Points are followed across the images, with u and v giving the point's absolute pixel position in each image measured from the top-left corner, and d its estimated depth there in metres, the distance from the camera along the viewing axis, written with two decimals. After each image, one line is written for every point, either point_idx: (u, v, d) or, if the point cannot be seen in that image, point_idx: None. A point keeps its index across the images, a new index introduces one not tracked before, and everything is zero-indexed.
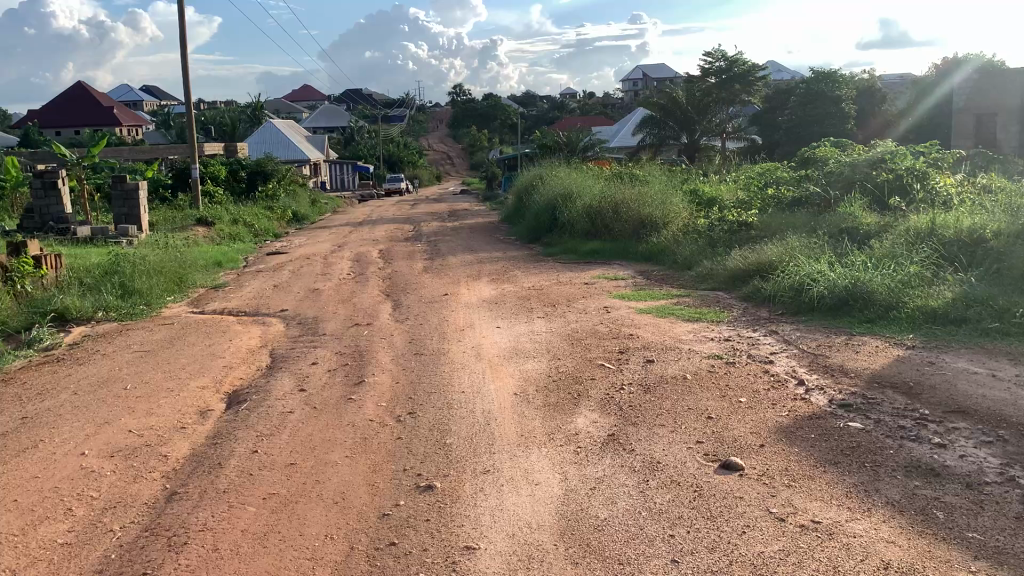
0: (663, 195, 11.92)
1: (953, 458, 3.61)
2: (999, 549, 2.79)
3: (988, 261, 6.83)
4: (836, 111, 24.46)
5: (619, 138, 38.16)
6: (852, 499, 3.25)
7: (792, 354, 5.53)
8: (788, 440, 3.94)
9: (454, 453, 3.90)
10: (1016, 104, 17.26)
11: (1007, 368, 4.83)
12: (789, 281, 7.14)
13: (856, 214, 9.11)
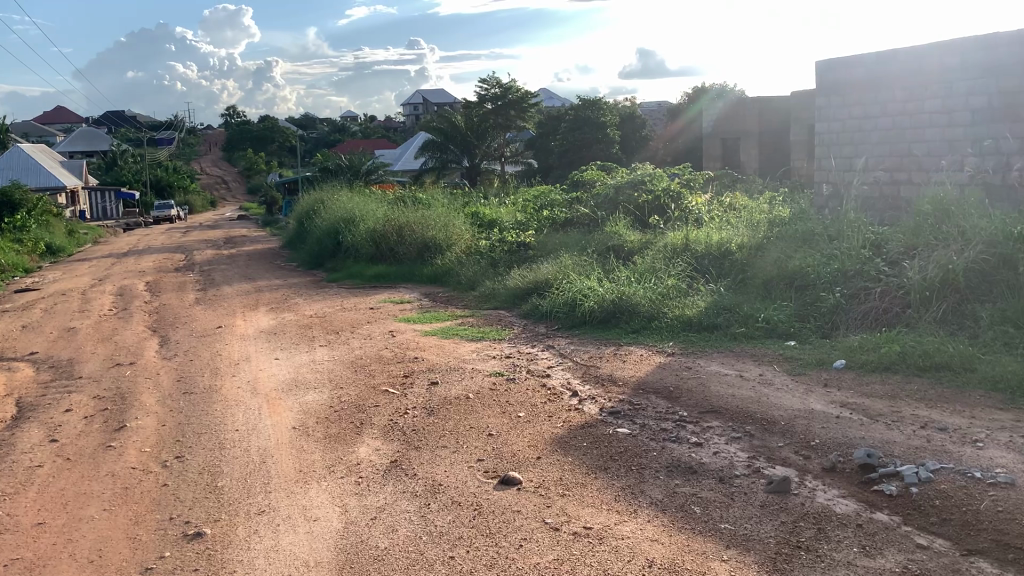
0: (443, 217, 12.06)
1: (708, 454, 3.91)
2: (746, 537, 3.05)
3: (735, 272, 7.53)
4: (603, 137, 26.02)
5: (401, 162, 38.32)
6: (620, 502, 3.43)
7: (567, 367, 5.77)
8: (561, 450, 4.10)
9: (226, 496, 3.70)
10: (753, 129, 19.02)
11: (752, 368, 5.33)
12: (563, 297, 7.46)
13: (621, 233, 9.70)
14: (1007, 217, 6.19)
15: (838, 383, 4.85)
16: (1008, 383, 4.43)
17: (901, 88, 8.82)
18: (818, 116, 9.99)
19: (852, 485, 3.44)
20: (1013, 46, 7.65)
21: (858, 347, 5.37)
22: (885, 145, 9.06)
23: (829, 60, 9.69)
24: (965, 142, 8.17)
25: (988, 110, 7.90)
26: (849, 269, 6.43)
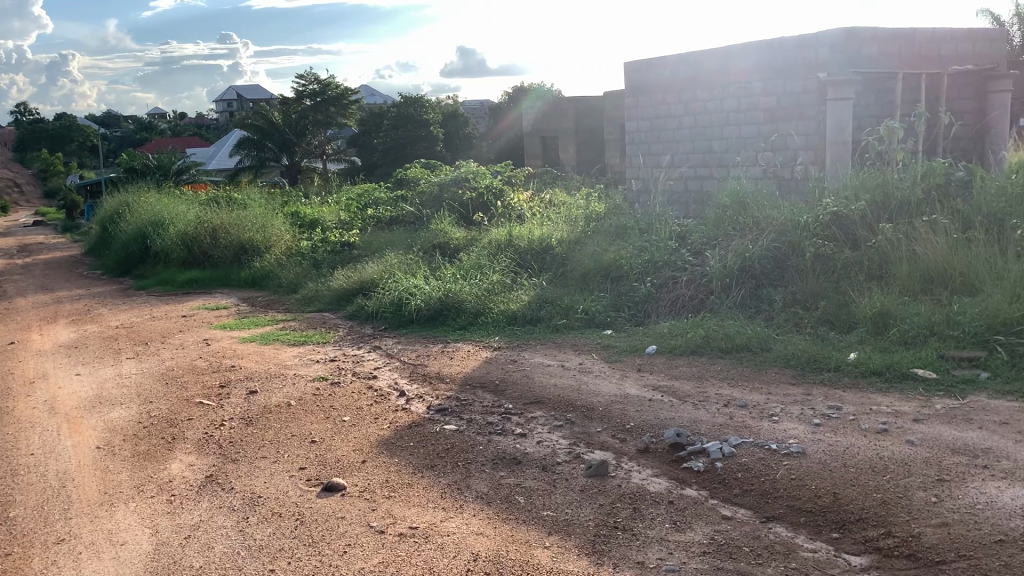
0: (261, 218, 11.64)
1: (531, 444, 4.00)
2: (568, 522, 3.15)
3: (556, 266, 7.74)
4: (426, 134, 26.08)
5: (217, 162, 36.65)
6: (445, 499, 3.44)
7: (394, 367, 5.72)
8: (387, 452, 4.06)
9: (19, 528, 3.39)
10: (571, 128, 19.55)
11: (573, 357, 5.50)
12: (387, 297, 7.38)
13: (445, 230, 9.74)
14: (795, 207, 6.73)
15: (652, 367, 5.10)
16: (800, 359, 4.82)
17: (701, 88, 9.39)
18: (629, 114, 10.46)
19: (664, 464, 3.63)
20: (795, 50, 8.31)
21: (669, 333, 5.66)
22: (690, 142, 9.62)
23: (637, 61, 10.16)
24: (758, 139, 8.80)
25: (776, 108, 8.55)
26: (659, 260, 6.77)
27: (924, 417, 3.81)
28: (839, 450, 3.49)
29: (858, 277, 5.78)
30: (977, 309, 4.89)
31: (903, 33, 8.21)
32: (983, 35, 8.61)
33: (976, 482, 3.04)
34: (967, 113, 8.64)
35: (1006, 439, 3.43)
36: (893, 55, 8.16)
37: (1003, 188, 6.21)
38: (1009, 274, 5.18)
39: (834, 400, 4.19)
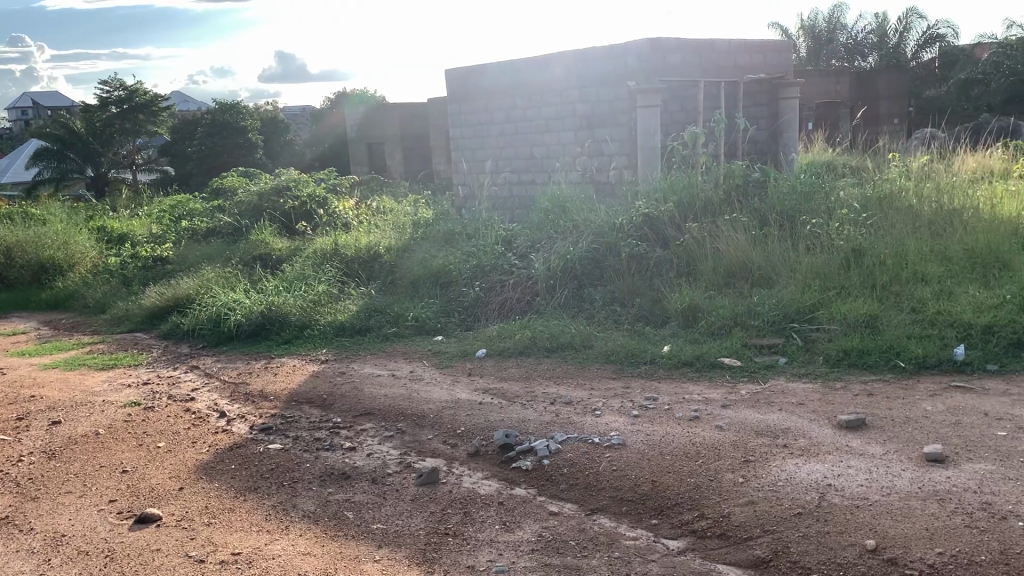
0: (62, 234, 10.79)
1: (361, 457, 3.94)
2: (398, 533, 3.12)
3: (383, 274, 7.67)
4: (244, 141, 25.23)
5: (10, 176, 33.69)
6: (271, 521, 3.32)
7: (214, 387, 5.45)
8: (208, 477, 3.87)
9: None
10: (395, 134, 19.42)
11: (402, 366, 5.46)
12: (205, 313, 7.03)
13: (267, 241, 9.42)
14: (611, 209, 7.01)
15: (481, 371, 5.15)
16: (619, 355, 5.02)
17: (520, 95, 9.59)
18: (452, 121, 10.54)
19: (494, 466, 3.67)
20: (605, 59, 8.65)
21: (496, 336, 5.74)
22: (512, 148, 9.81)
23: (455, 68, 10.25)
24: (576, 144, 9.10)
25: (592, 115, 8.86)
26: (485, 264, 6.85)
27: (731, 402, 4.07)
28: (656, 440, 3.65)
29: (670, 274, 6.10)
30: (775, 300, 5.29)
31: (703, 43, 8.73)
32: (772, 47, 9.32)
33: (777, 460, 3.27)
34: (762, 118, 9.33)
35: (802, 418, 3.73)
36: (695, 64, 8.67)
37: (793, 188, 6.76)
38: (800, 267, 5.64)
39: (652, 392, 4.39)
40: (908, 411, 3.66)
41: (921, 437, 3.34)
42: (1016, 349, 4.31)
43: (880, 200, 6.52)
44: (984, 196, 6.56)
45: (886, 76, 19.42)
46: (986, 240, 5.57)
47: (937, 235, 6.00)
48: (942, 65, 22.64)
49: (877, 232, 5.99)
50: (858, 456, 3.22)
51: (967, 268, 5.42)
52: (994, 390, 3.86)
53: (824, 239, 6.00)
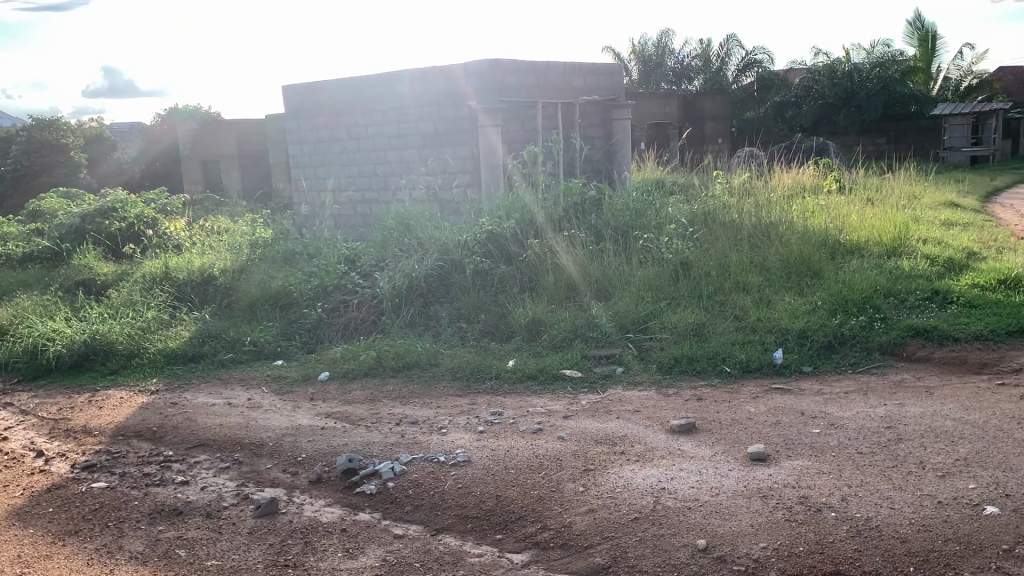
0: None
1: (195, 491, 3.73)
2: (234, 568, 2.98)
3: (219, 297, 7.33)
4: (64, 161, 22.92)
5: None
6: (94, 566, 3.09)
7: (30, 425, 5.03)
8: (22, 523, 3.56)
9: None
10: (232, 151, 18.73)
11: (240, 393, 5.23)
12: (19, 345, 6.48)
13: (91, 265, 8.82)
14: (454, 227, 7.04)
15: (323, 395, 5.02)
16: (464, 371, 5.03)
17: (360, 113, 9.50)
18: (290, 139, 10.28)
19: (336, 492, 3.57)
20: (446, 79, 8.71)
21: (340, 358, 5.61)
22: (354, 167, 9.69)
23: (294, 85, 10.02)
24: (418, 162, 9.09)
25: (433, 134, 8.89)
26: (327, 284, 6.70)
27: (572, 413, 4.16)
28: (500, 454, 3.68)
29: (513, 289, 6.18)
30: (611, 312, 5.47)
31: (539, 65, 8.96)
32: (604, 69, 9.70)
33: (615, 468, 3.37)
34: (597, 138, 9.67)
35: (638, 425, 3.86)
36: (532, 85, 8.89)
37: (627, 205, 7.04)
38: (635, 280, 5.87)
39: (496, 407, 4.42)
40: (734, 414, 3.87)
41: (745, 437, 3.54)
42: (827, 350, 4.65)
43: (705, 215, 6.90)
44: (797, 211, 7.08)
45: (711, 98, 20.62)
46: (799, 252, 6.00)
47: (756, 247, 6.41)
48: (759, 88, 24.27)
49: (703, 246, 6.33)
50: (689, 459, 3.37)
51: (784, 277, 5.81)
52: (809, 390, 4.14)
53: (656, 252, 6.28)
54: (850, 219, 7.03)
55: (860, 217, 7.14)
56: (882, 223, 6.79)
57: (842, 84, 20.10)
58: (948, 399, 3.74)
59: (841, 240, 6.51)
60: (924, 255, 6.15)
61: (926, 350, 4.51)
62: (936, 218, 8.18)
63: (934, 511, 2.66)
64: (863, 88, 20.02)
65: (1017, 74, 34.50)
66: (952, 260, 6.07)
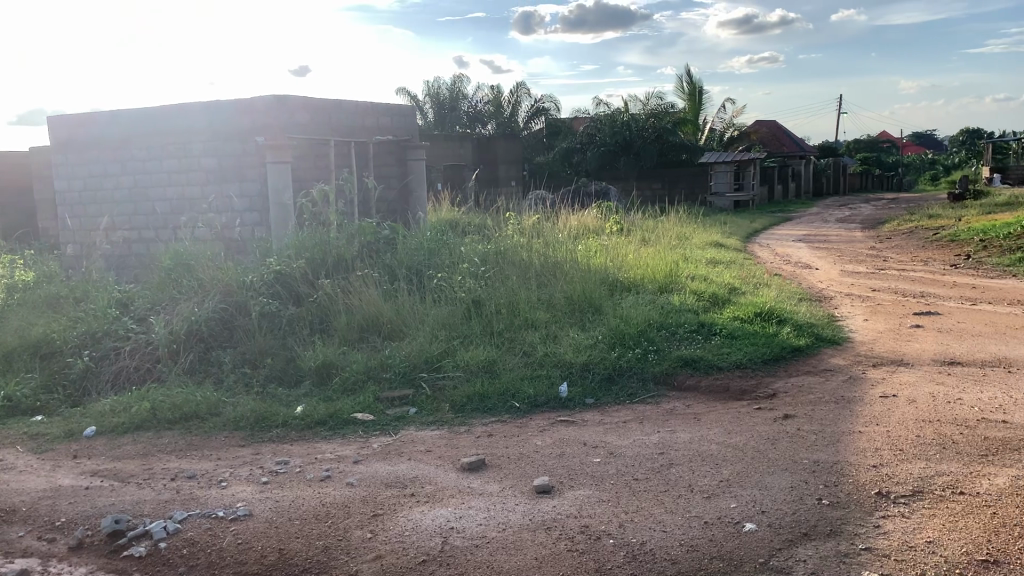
0: None
1: None
2: None
3: None
4: None
5: None
6: None
7: None
8: None
9: None
10: None
11: None
12: None
13: None
14: (239, 267, 6.74)
15: (89, 452, 4.58)
16: (248, 420, 4.78)
17: (137, 147, 8.94)
18: (55, 173, 9.46)
19: (100, 557, 3.25)
20: (231, 113, 8.41)
21: (108, 411, 5.15)
22: (130, 204, 9.07)
23: (60, 115, 9.28)
24: (201, 201, 8.67)
25: (218, 170, 8.53)
26: (96, 330, 6.17)
27: (363, 457, 4.07)
28: (285, 506, 3.52)
29: (303, 331, 6.00)
30: (404, 351, 5.44)
31: (330, 102, 8.87)
32: (397, 110, 9.74)
33: (404, 511, 3.31)
34: (391, 177, 9.66)
35: (429, 466, 3.83)
36: (323, 123, 8.78)
37: (418, 246, 7.09)
38: (427, 319, 5.87)
39: (282, 455, 4.24)
40: (522, 448, 3.95)
41: (532, 471, 3.61)
42: (608, 382, 4.87)
43: (497, 254, 7.06)
44: (581, 251, 7.43)
45: (503, 142, 21.28)
46: (581, 289, 6.28)
47: (544, 285, 6.64)
48: (548, 134, 25.37)
49: (493, 283, 6.46)
50: (477, 496, 3.38)
51: (568, 314, 6.05)
52: (591, 421, 4.31)
53: (448, 291, 6.33)
54: (629, 258, 7.47)
55: (637, 257, 7.61)
56: (657, 263, 7.26)
57: (622, 132, 21.44)
58: (714, 424, 4.03)
59: (620, 278, 6.89)
60: (693, 291, 6.64)
61: (694, 379, 4.84)
62: (703, 256, 8.88)
63: (701, 531, 2.83)
64: (640, 136, 21.45)
65: (770, 128, 38.39)
66: (716, 295, 6.60)
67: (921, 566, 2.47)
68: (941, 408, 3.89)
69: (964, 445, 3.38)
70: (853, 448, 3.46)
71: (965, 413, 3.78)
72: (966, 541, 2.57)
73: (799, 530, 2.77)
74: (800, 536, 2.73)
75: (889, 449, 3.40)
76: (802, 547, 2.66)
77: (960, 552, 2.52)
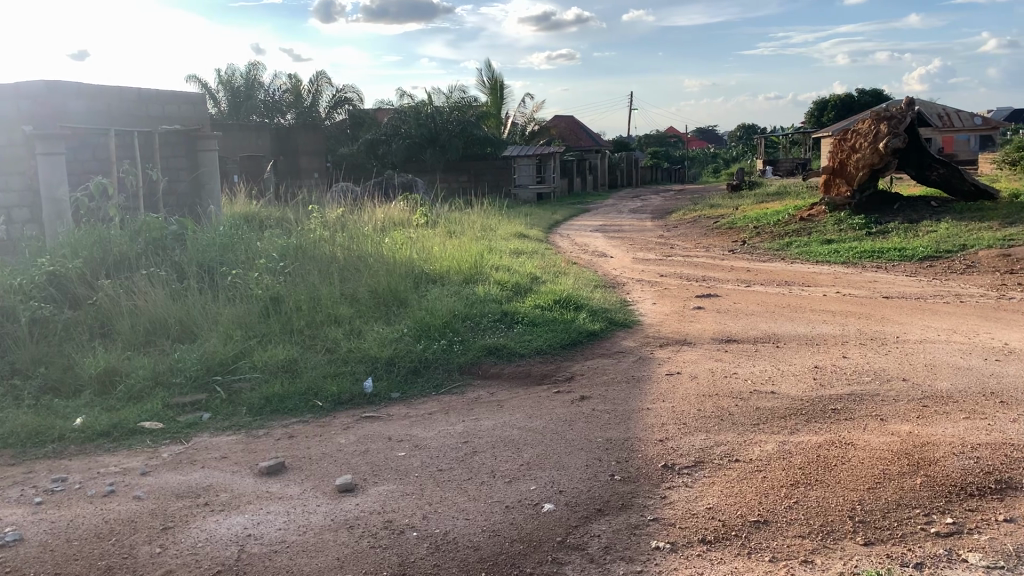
0: None
1: None
2: None
3: None
4: None
5: None
6: None
7: None
8: None
9: None
10: None
11: None
12: None
13: None
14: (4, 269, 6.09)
15: None
16: (19, 436, 4.33)
17: None
18: None
19: None
20: None
21: None
22: None
23: None
24: None
25: None
26: None
27: (151, 468, 3.81)
28: (62, 527, 3.22)
29: (82, 337, 5.52)
30: (196, 354, 5.14)
31: (108, 90, 8.26)
32: (185, 98, 9.19)
33: (197, 522, 3.13)
34: (180, 171, 9.10)
35: (224, 473, 3.65)
36: (101, 112, 8.19)
37: (210, 242, 6.74)
38: (221, 318, 5.59)
39: (58, 473, 3.88)
40: (324, 447, 3.85)
41: (334, 470, 3.53)
42: (412, 374, 4.85)
43: (296, 249, 6.84)
44: (386, 244, 7.37)
45: (304, 132, 20.69)
46: (384, 282, 6.22)
47: (346, 278, 6.51)
48: (351, 125, 24.92)
49: (293, 279, 6.26)
50: (276, 501, 3.26)
51: (372, 308, 5.97)
52: (396, 415, 4.27)
53: (244, 288, 6.06)
54: (432, 250, 7.48)
55: (441, 248, 7.63)
56: (460, 255, 7.33)
57: (427, 125, 21.44)
58: (515, 409, 4.12)
59: (424, 270, 6.89)
60: (496, 281, 6.76)
61: (498, 367, 4.92)
62: (506, 247, 9.07)
63: (502, 516, 2.88)
64: (444, 129, 21.55)
65: (567, 123, 39.83)
66: (518, 284, 6.75)
67: (702, 531, 2.65)
68: (719, 382, 4.20)
69: (738, 415, 3.65)
70: (642, 425, 3.66)
71: (740, 386, 4.10)
72: (741, 505, 2.78)
73: (594, 506, 2.89)
74: (594, 512, 2.85)
75: (674, 424, 3.62)
76: (597, 523, 2.77)
77: (735, 515, 2.72)
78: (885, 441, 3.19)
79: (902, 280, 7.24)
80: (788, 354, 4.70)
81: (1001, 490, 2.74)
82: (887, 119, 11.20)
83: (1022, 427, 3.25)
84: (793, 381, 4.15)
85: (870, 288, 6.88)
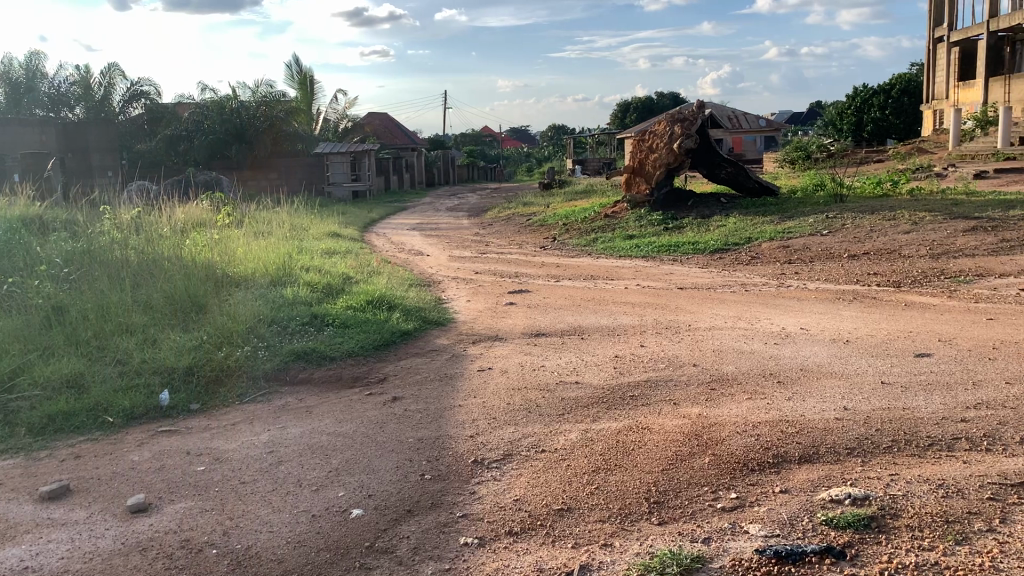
0: None
1: None
2: None
3: None
4: None
5: None
6: None
7: None
8: None
9: None
10: None
11: None
12: None
13: None
14: None
15: None
16: None
17: None
18: None
19: None
20: None
21: None
22: None
23: None
24: None
25: None
26: None
27: None
28: None
29: None
30: None
31: None
32: None
33: None
34: None
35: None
36: None
37: None
38: None
39: None
40: (115, 467, 3.58)
41: (127, 490, 3.30)
42: (214, 384, 4.62)
43: (83, 254, 6.34)
44: (185, 246, 6.99)
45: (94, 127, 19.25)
46: (184, 288, 5.89)
47: (140, 282, 6.11)
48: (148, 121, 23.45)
49: (79, 287, 5.80)
50: (59, 527, 3.00)
51: (169, 314, 5.63)
52: (196, 428, 4.05)
53: (23, 298, 5.55)
54: (236, 252, 7.16)
55: (246, 249, 7.33)
56: (267, 256, 7.07)
57: (232, 121, 20.54)
58: (324, 415, 4.02)
59: (228, 274, 6.59)
60: (305, 282, 6.57)
61: (308, 372, 4.79)
62: (317, 246, 8.84)
63: (308, 526, 2.80)
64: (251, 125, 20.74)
65: (381, 120, 39.42)
66: (329, 285, 6.59)
67: (509, 522, 2.70)
68: (527, 375, 4.30)
69: (545, 407, 3.75)
70: (453, 422, 3.68)
71: (547, 378, 4.21)
72: (545, 494, 2.86)
73: (403, 508, 2.87)
74: (404, 514, 2.83)
75: (484, 419, 3.67)
76: (406, 524, 2.76)
77: (540, 505, 2.79)
78: (677, 424, 3.39)
79: (695, 272, 7.70)
80: (591, 346, 4.88)
81: (778, 464, 2.98)
82: (680, 120, 11.88)
83: (796, 404, 3.55)
84: (597, 370, 4.32)
85: (666, 280, 7.27)
